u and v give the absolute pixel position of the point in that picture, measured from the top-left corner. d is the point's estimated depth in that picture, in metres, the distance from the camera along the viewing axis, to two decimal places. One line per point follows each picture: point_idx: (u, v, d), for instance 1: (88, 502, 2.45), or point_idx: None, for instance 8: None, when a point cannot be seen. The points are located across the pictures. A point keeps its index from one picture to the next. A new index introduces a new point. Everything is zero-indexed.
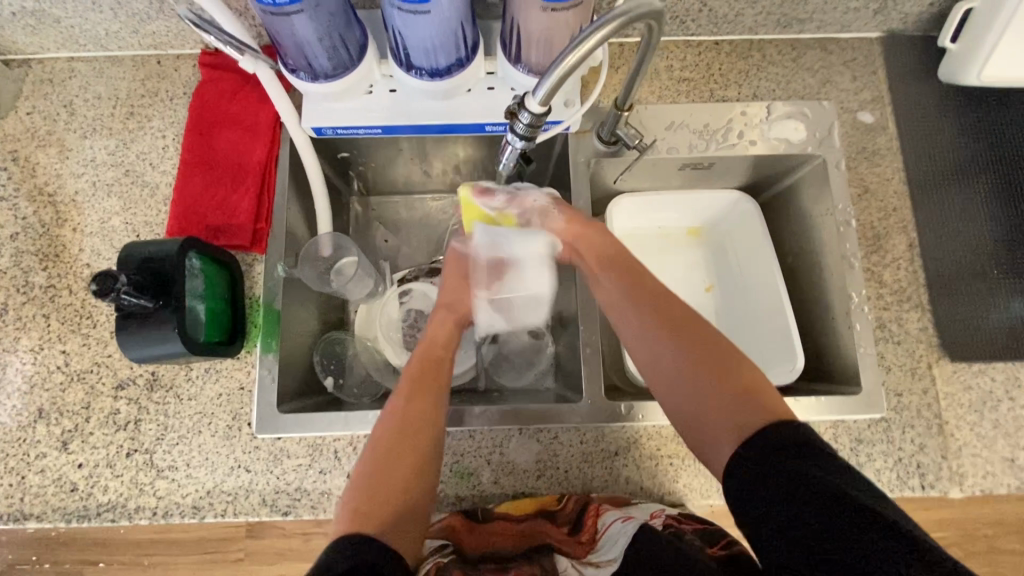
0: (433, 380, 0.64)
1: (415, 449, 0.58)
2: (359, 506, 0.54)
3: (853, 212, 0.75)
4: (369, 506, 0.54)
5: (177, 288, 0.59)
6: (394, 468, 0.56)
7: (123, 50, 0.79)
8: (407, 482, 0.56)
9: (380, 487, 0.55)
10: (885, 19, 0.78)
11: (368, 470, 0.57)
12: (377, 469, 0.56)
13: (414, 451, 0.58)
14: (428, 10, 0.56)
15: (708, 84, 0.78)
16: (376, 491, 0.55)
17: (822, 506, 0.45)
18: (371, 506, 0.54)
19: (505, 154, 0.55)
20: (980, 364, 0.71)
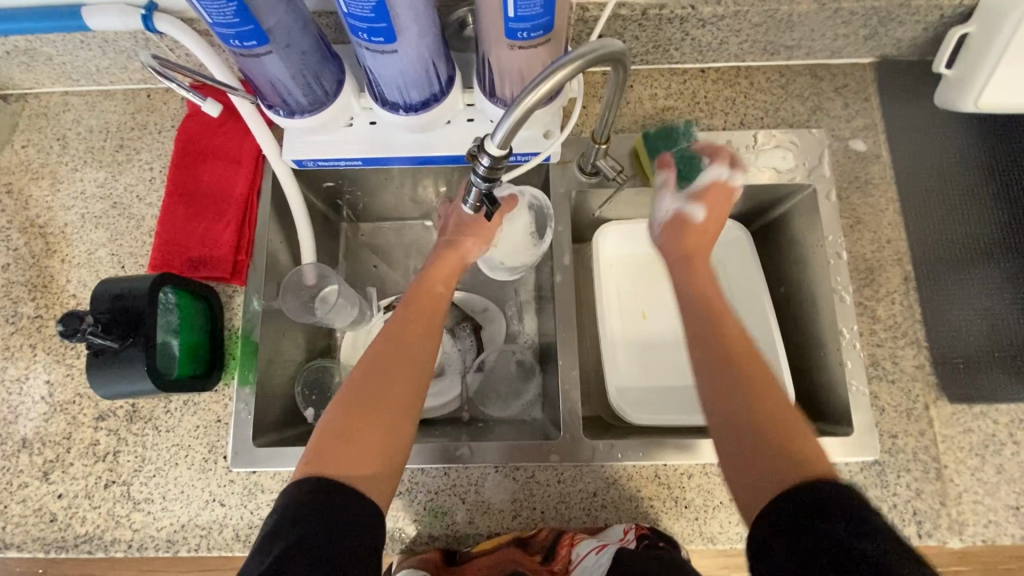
0: (423, 328, 0.63)
1: (400, 397, 0.57)
2: (336, 450, 0.52)
3: (844, 243, 0.73)
4: (340, 454, 0.52)
5: (144, 326, 0.60)
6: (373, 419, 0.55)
7: (116, 85, 0.82)
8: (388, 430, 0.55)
9: (357, 432, 0.54)
10: (877, 45, 0.76)
11: (341, 415, 0.55)
12: (364, 407, 0.55)
13: (392, 398, 0.57)
14: (395, 49, 0.56)
15: (692, 112, 0.77)
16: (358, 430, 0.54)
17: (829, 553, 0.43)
18: (342, 455, 0.52)
19: (471, 194, 0.55)
20: (981, 405, 0.68)
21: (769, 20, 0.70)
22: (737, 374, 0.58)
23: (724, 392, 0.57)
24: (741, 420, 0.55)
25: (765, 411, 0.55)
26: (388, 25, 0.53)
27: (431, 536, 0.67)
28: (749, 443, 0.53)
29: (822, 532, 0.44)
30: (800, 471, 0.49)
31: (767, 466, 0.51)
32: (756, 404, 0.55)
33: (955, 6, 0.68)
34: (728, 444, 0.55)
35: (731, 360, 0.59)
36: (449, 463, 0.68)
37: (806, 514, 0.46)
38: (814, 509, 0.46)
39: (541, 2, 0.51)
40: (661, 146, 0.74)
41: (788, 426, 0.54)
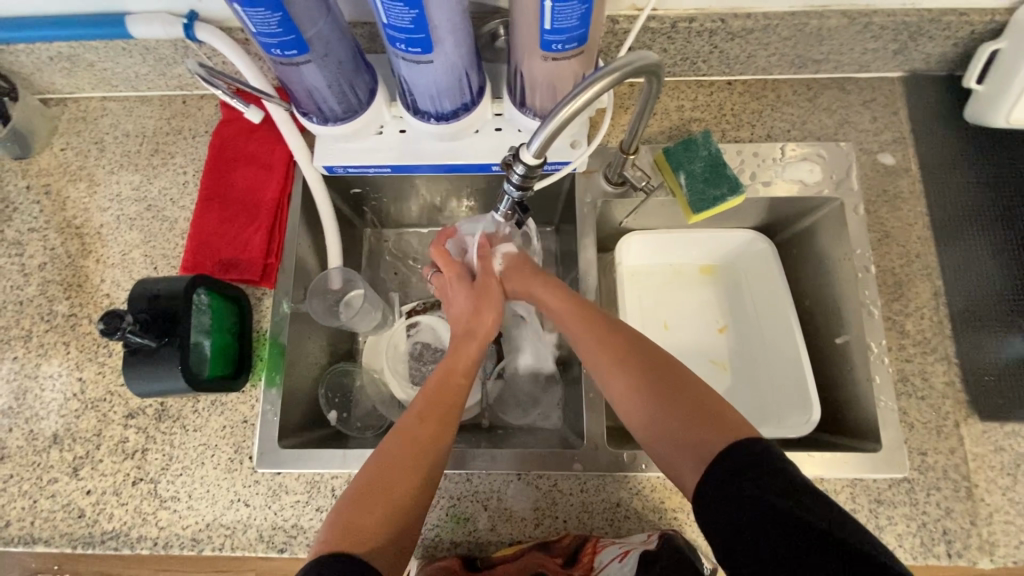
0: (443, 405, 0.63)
1: (413, 476, 0.57)
2: (349, 525, 0.53)
3: (873, 257, 0.72)
4: (355, 528, 0.52)
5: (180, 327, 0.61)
6: (388, 490, 0.55)
7: (152, 90, 0.84)
8: (402, 501, 0.55)
9: (373, 504, 0.54)
10: (906, 60, 0.76)
11: (365, 481, 0.56)
12: (378, 480, 0.56)
13: (414, 473, 0.57)
14: (431, 59, 0.57)
15: (719, 124, 0.77)
16: (370, 505, 0.54)
17: (775, 524, 0.44)
18: (354, 531, 0.52)
19: (503, 201, 0.55)
20: (1013, 424, 0.67)
21: (798, 34, 0.70)
22: (643, 364, 0.60)
23: (639, 381, 0.58)
24: (660, 401, 0.56)
25: (676, 389, 0.57)
26: (427, 36, 0.54)
27: (453, 542, 0.67)
28: (667, 420, 0.55)
29: (764, 504, 0.45)
30: (726, 436, 0.51)
31: (688, 440, 0.53)
32: (669, 386, 0.57)
33: (988, 22, 0.68)
34: (647, 432, 0.57)
35: (621, 352, 0.61)
36: (471, 469, 0.68)
37: (736, 482, 0.47)
38: (742, 478, 0.47)
39: (577, 15, 0.52)
40: (681, 158, 0.73)
41: (701, 398, 0.56)
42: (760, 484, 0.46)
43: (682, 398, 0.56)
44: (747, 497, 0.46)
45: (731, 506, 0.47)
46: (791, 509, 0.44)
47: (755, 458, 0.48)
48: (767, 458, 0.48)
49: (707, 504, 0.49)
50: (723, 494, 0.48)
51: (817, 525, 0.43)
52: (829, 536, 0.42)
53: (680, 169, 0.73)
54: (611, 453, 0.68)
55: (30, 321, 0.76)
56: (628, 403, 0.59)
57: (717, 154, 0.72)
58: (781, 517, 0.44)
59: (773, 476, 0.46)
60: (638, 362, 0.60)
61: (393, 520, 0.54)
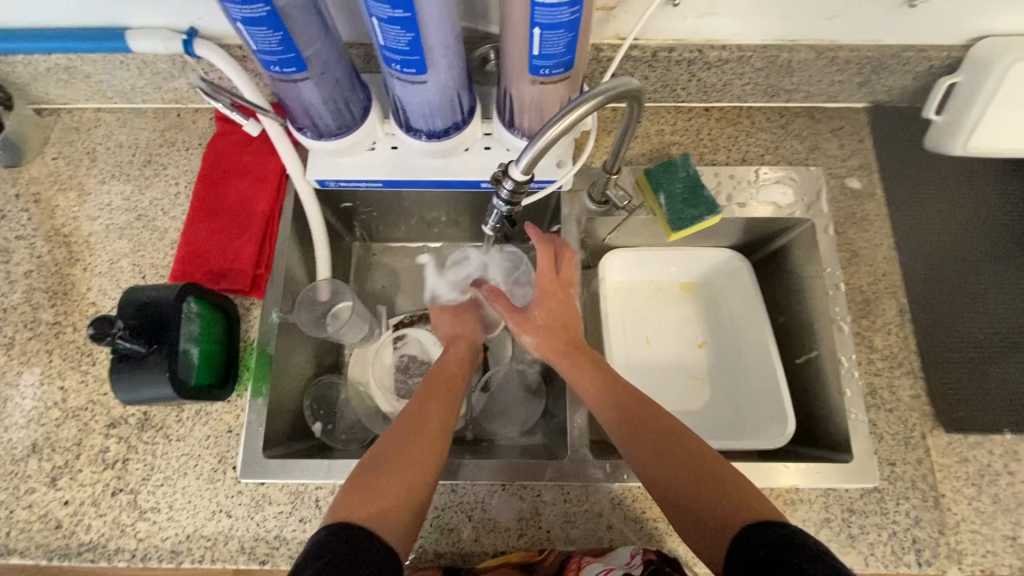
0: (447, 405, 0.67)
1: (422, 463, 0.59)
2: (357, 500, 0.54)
3: (842, 275, 0.76)
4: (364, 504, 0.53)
5: (170, 334, 0.62)
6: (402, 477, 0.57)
7: (147, 103, 0.86)
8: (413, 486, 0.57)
9: (383, 491, 0.55)
10: (870, 92, 0.81)
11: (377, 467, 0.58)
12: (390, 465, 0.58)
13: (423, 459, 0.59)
14: (424, 80, 0.60)
15: (697, 148, 0.81)
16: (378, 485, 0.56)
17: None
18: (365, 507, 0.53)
19: (491, 216, 0.57)
20: (976, 436, 0.70)
21: (770, 65, 0.75)
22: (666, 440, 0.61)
23: (663, 456, 0.60)
24: (687, 476, 0.58)
25: (702, 467, 0.58)
26: (421, 58, 0.56)
27: (436, 553, 0.67)
28: (696, 496, 0.56)
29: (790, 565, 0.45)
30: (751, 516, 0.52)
31: (714, 518, 0.54)
32: (691, 462, 0.59)
33: (944, 58, 0.74)
34: (673, 506, 0.58)
35: (644, 423, 0.63)
36: (456, 479, 0.69)
37: (762, 554, 0.48)
38: (769, 550, 0.48)
39: (563, 43, 0.55)
40: (662, 179, 0.76)
41: (724, 475, 0.57)
42: (787, 553, 0.46)
43: (705, 475, 0.57)
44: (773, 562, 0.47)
45: (757, 574, 0.47)
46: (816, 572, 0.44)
47: (777, 535, 0.49)
48: (790, 535, 0.48)
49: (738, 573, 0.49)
50: (749, 565, 0.48)
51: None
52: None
53: (660, 189, 0.76)
54: (593, 463, 0.70)
55: (13, 328, 0.75)
56: (653, 475, 0.60)
57: (695, 176, 0.76)
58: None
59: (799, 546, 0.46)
60: (663, 437, 0.61)
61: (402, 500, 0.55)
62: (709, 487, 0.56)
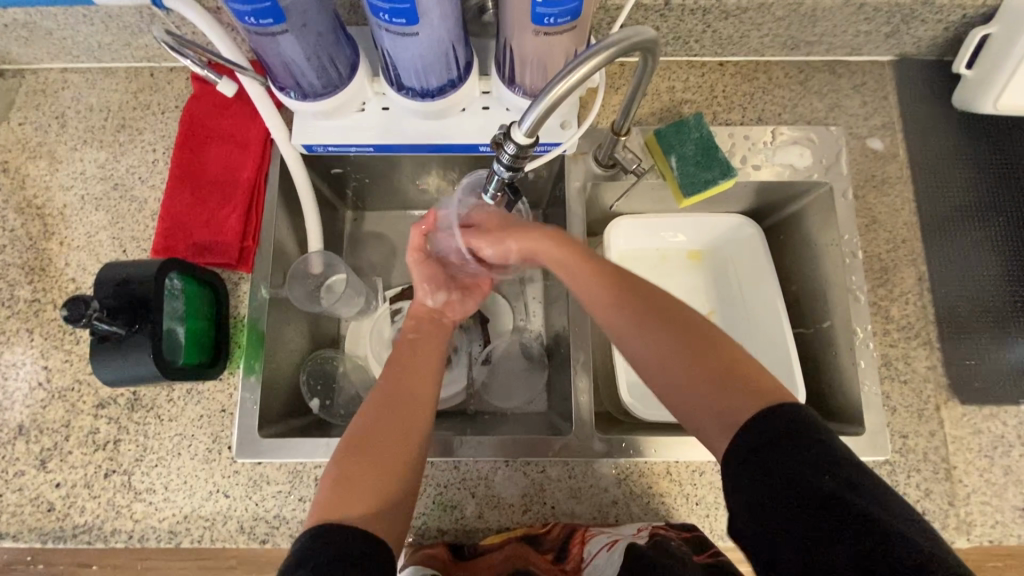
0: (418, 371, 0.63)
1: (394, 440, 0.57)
2: (336, 489, 0.52)
3: (860, 242, 0.72)
4: (340, 499, 0.52)
5: (152, 311, 0.59)
6: (379, 465, 0.55)
7: (117, 62, 0.79)
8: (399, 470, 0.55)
9: (359, 481, 0.53)
10: (898, 43, 0.75)
11: (344, 458, 0.55)
12: (356, 458, 0.55)
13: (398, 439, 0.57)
14: (417, 32, 0.54)
15: (710, 106, 0.76)
16: (352, 485, 0.53)
17: (807, 504, 0.42)
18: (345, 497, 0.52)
19: (492, 182, 0.53)
20: (990, 407, 0.68)
21: (792, 14, 0.69)
22: (666, 321, 0.55)
23: (661, 333, 0.54)
24: (684, 356, 0.52)
25: (701, 347, 0.53)
26: (411, 7, 0.51)
27: (440, 530, 0.66)
28: (694, 381, 0.51)
29: (778, 466, 0.43)
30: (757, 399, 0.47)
31: (712, 398, 0.49)
32: (693, 346, 0.53)
33: (979, 5, 0.68)
34: (663, 387, 0.53)
35: (643, 310, 0.56)
36: (459, 456, 0.67)
37: (770, 449, 0.44)
38: (766, 446, 0.45)
39: None
40: (673, 140, 0.71)
41: (728, 359, 0.51)
42: (790, 457, 0.43)
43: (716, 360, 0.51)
44: (777, 466, 0.43)
45: (773, 483, 0.43)
46: (813, 479, 0.42)
47: (787, 422, 0.45)
48: (800, 422, 0.45)
49: (741, 464, 0.45)
50: (754, 456, 0.45)
51: (836, 494, 0.41)
52: (855, 509, 0.40)
53: (671, 151, 0.71)
54: (599, 438, 0.68)
55: None
56: (640, 355, 0.55)
57: (709, 137, 0.71)
58: (798, 486, 0.42)
59: (801, 440, 0.44)
60: (665, 321, 0.55)
61: (393, 485, 0.54)
62: (708, 375, 0.51)
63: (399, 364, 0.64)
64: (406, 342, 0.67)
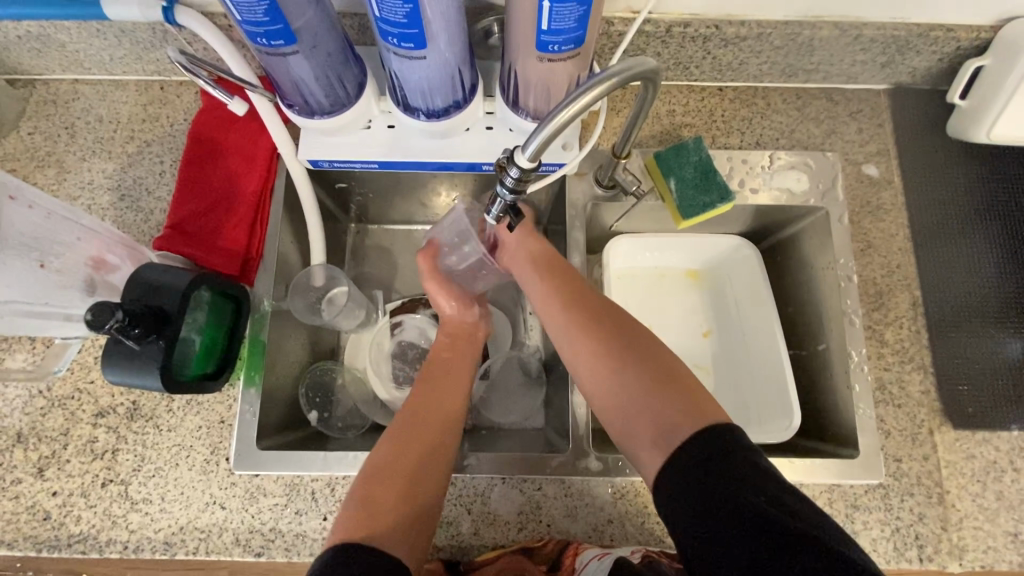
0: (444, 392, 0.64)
1: (421, 462, 0.57)
2: (363, 507, 0.53)
3: (855, 267, 0.73)
4: (365, 519, 0.52)
5: (171, 327, 0.59)
6: (400, 487, 0.55)
7: (128, 75, 0.81)
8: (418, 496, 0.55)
9: (381, 501, 0.54)
10: (893, 73, 0.77)
11: (364, 479, 0.56)
12: (378, 480, 0.55)
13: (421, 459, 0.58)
14: (424, 55, 0.56)
15: (709, 130, 0.77)
16: (373, 504, 0.53)
17: (759, 530, 0.42)
18: (371, 513, 0.53)
19: (495, 205, 0.54)
20: (983, 433, 0.69)
21: (790, 43, 0.71)
22: (628, 344, 0.57)
23: (618, 355, 0.56)
24: (639, 377, 0.55)
25: (656, 370, 0.55)
26: (420, 32, 0.52)
27: (435, 547, 0.66)
28: (642, 401, 0.53)
29: (717, 485, 0.45)
30: (696, 419, 0.50)
31: (659, 419, 0.51)
32: (649, 368, 0.55)
33: (973, 39, 0.70)
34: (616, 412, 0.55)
35: (605, 331, 0.59)
36: (456, 473, 0.67)
37: (708, 468, 0.46)
38: (700, 468, 0.47)
39: (575, 17, 0.51)
40: (672, 163, 0.72)
41: (681, 383, 0.53)
42: (732, 479, 0.45)
43: (670, 384, 0.53)
44: (723, 491, 0.45)
45: (716, 506, 0.44)
46: (754, 502, 0.43)
47: (720, 442, 0.47)
48: (730, 443, 0.47)
49: (677, 481, 0.47)
50: (702, 479, 0.46)
51: (776, 518, 0.42)
52: (798, 531, 0.41)
53: (671, 174, 0.72)
54: (596, 456, 0.68)
55: None
56: (597, 374, 0.57)
57: (707, 160, 0.72)
58: (751, 513, 0.43)
59: (744, 467, 0.45)
60: (625, 344, 0.57)
61: (413, 509, 0.54)
62: (656, 396, 0.53)
63: (428, 382, 0.65)
64: (439, 362, 0.68)
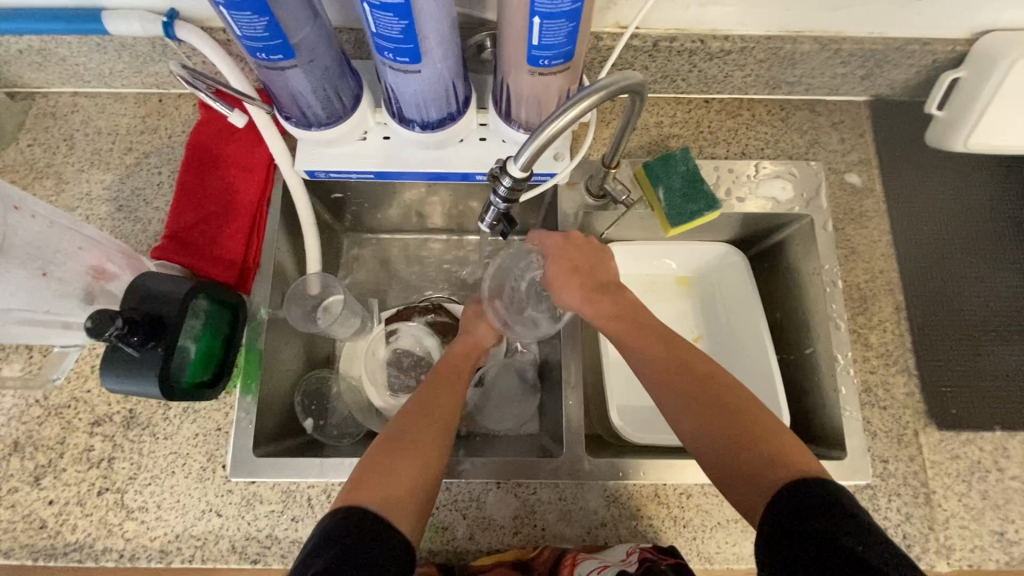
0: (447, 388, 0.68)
1: (425, 441, 0.59)
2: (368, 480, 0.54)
3: (840, 272, 0.75)
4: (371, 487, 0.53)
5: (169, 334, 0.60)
6: (408, 462, 0.57)
7: (127, 88, 0.82)
8: (421, 476, 0.56)
9: (389, 473, 0.55)
10: (872, 85, 0.79)
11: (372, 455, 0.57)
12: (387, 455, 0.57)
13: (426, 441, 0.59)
14: (419, 69, 0.58)
15: (697, 141, 0.79)
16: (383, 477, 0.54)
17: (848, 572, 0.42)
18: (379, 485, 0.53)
19: (488, 213, 0.55)
20: (967, 433, 0.70)
21: (772, 57, 0.73)
22: (711, 389, 0.58)
23: (703, 401, 0.57)
24: (725, 422, 0.55)
25: (740, 415, 0.56)
26: (415, 46, 0.54)
27: (430, 552, 0.66)
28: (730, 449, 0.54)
29: (805, 532, 0.46)
30: (785, 469, 0.51)
31: (749, 468, 0.52)
32: (732, 414, 0.56)
33: (949, 52, 0.72)
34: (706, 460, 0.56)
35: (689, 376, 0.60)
36: (451, 478, 0.68)
37: (801, 517, 0.47)
38: (793, 519, 0.47)
39: (564, 33, 0.53)
40: (661, 172, 0.75)
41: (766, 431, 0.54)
42: (822, 523, 0.45)
43: (753, 431, 0.54)
44: (811, 537, 0.45)
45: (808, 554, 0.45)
46: (848, 543, 0.43)
47: (814, 493, 0.47)
48: (827, 493, 0.47)
49: (772, 535, 0.48)
50: (790, 529, 0.47)
51: (867, 559, 0.42)
52: (875, 566, 0.42)
53: (659, 183, 0.75)
54: (590, 460, 0.69)
55: None
56: (684, 421, 0.58)
57: (695, 170, 0.74)
58: (837, 556, 0.43)
59: (828, 512, 0.46)
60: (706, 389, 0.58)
61: (421, 481, 0.56)
62: (746, 444, 0.54)
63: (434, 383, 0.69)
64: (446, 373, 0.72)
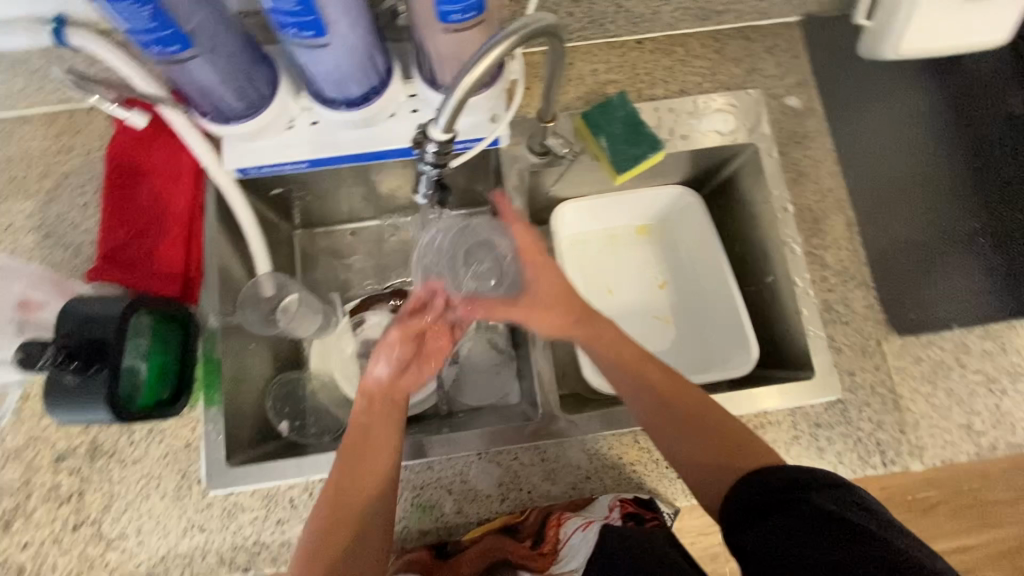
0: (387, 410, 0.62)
1: (360, 493, 0.57)
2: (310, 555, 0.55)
3: (790, 196, 0.75)
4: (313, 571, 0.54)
5: (108, 353, 0.59)
6: (343, 536, 0.56)
7: (31, 108, 0.77)
8: (356, 552, 0.56)
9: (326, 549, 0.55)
10: (801, 3, 0.78)
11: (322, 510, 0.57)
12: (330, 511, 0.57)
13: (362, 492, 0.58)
14: (328, 41, 0.55)
15: (634, 84, 0.78)
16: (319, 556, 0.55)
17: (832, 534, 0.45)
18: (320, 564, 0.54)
19: (421, 183, 0.53)
20: (928, 336, 0.72)
21: None
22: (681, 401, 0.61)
23: (672, 410, 0.60)
24: (690, 431, 0.59)
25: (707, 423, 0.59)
26: (317, 17, 0.51)
27: (421, 531, 0.67)
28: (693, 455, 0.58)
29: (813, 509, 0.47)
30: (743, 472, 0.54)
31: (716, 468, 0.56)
32: (701, 427, 0.59)
33: None
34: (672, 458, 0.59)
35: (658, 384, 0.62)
36: (431, 457, 0.68)
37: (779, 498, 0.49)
38: (777, 496, 0.49)
39: None
40: (600, 120, 0.73)
41: (741, 440, 0.57)
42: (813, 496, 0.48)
43: (716, 437, 0.58)
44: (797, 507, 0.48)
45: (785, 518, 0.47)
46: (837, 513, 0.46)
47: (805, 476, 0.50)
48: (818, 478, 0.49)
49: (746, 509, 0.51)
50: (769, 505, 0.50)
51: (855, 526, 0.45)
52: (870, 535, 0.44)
53: (600, 132, 0.73)
54: (567, 418, 0.69)
55: None
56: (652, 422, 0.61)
57: (634, 113, 0.73)
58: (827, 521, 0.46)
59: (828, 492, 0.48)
60: (680, 401, 0.61)
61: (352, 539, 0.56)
62: (709, 446, 0.57)
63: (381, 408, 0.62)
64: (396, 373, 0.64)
